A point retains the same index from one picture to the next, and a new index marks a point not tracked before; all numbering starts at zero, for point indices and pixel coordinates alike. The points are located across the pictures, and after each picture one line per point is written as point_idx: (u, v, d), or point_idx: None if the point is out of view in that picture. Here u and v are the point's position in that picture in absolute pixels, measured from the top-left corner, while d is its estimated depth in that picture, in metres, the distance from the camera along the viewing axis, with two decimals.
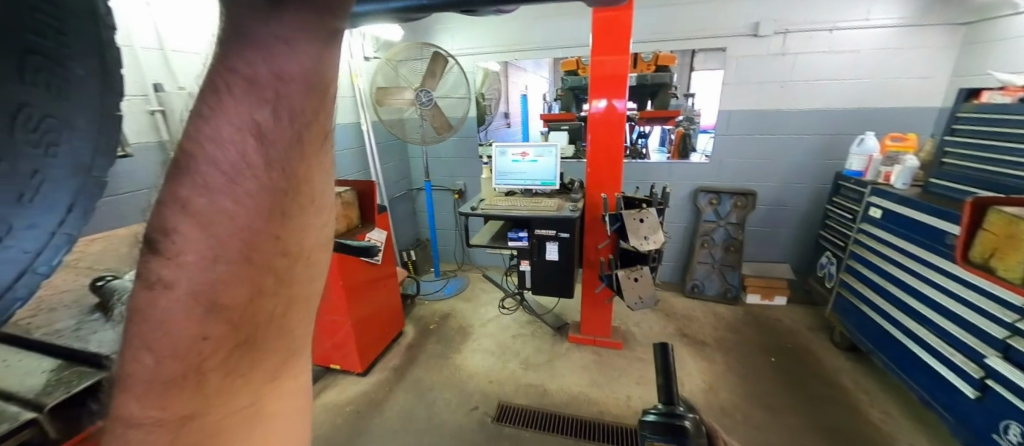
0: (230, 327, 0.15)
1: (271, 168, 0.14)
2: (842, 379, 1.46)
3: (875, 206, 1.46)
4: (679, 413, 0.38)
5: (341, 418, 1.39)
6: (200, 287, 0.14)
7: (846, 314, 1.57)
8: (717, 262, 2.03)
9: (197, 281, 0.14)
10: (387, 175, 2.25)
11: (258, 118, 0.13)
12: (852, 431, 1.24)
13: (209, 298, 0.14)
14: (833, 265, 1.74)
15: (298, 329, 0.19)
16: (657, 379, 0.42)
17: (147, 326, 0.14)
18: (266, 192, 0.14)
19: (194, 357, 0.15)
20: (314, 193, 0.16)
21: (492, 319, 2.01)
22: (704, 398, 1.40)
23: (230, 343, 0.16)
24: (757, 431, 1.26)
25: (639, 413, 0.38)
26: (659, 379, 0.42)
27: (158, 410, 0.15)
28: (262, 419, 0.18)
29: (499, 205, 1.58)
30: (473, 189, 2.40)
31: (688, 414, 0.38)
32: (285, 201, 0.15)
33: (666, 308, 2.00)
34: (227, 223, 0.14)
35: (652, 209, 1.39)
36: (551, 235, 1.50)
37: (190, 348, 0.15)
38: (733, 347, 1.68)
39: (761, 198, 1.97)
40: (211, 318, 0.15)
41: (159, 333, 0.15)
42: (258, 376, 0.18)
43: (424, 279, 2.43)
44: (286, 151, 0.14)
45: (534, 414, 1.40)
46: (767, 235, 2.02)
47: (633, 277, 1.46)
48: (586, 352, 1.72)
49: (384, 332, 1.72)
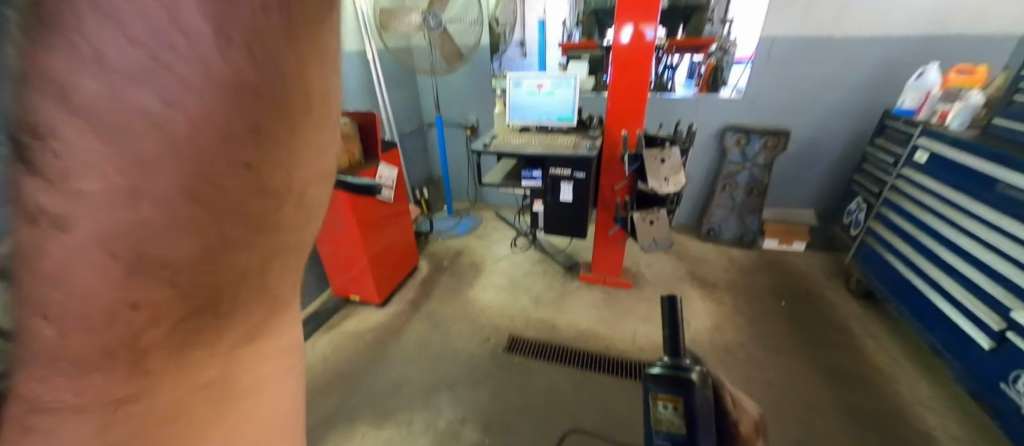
0: (174, 290, 0.14)
1: (211, 87, 0.12)
2: (850, 325, 1.47)
3: (922, 149, 1.33)
4: (687, 367, 0.38)
5: (362, 344, 1.50)
6: (116, 235, 0.12)
7: (866, 261, 1.53)
8: (737, 206, 1.95)
9: (112, 227, 0.11)
10: (396, 108, 2.15)
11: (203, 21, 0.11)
12: (853, 373, 1.27)
13: (138, 249, 0.12)
14: (861, 211, 1.66)
15: (261, 298, 0.19)
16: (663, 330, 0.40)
17: (39, 290, 0.11)
18: (204, 115, 0.12)
19: (119, 330, 0.14)
20: (285, 140, 0.15)
21: (504, 257, 2.05)
22: (709, 337, 1.44)
23: (174, 310, 0.15)
24: (758, 369, 1.30)
25: (645, 368, 0.39)
26: (664, 329, 0.40)
27: (70, 396, 0.14)
28: (211, 387, 0.18)
29: (512, 142, 1.51)
30: (485, 125, 2.29)
31: (695, 366, 0.38)
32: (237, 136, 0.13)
33: (679, 251, 1.99)
34: (151, 148, 0.11)
35: (675, 148, 1.31)
36: (566, 174, 1.44)
37: (119, 312, 0.13)
38: (744, 290, 1.68)
39: (794, 139, 1.82)
40: (140, 278, 0.13)
41: (58, 300, 0.12)
42: (211, 342, 0.17)
43: (437, 217, 2.44)
44: (231, 73, 0.12)
45: (542, 346, 1.47)
46: (796, 179, 1.91)
47: (649, 220, 1.43)
48: (595, 291, 1.76)
49: (399, 268, 1.77)
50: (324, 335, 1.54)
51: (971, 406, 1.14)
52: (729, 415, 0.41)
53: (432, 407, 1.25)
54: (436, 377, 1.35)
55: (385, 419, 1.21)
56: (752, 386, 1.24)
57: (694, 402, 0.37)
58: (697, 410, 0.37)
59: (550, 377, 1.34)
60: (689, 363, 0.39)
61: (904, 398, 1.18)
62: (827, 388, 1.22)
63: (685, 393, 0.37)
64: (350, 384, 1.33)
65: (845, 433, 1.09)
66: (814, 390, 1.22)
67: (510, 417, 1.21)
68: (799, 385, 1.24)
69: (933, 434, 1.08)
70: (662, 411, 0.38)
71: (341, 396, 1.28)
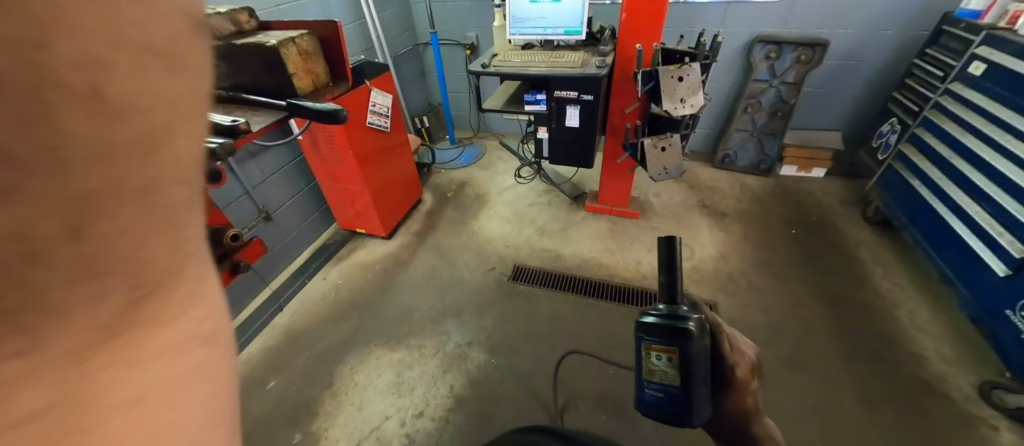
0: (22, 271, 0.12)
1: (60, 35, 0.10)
2: (860, 253, 1.45)
3: (980, 59, 1.16)
4: (683, 315, 0.37)
5: (371, 275, 1.55)
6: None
7: (889, 188, 1.45)
8: (758, 130, 1.82)
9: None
10: (387, 25, 1.94)
11: None
12: (855, 299, 1.28)
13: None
14: (894, 134, 1.53)
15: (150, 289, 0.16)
16: (659, 276, 0.39)
17: None
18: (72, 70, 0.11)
19: None
20: (138, 102, 0.13)
21: (509, 188, 2.00)
22: (714, 266, 1.44)
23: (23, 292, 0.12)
24: (760, 296, 1.32)
25: (637, 318, 0.38)
26: (661, 276, 0.39)
27: None
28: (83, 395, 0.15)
29: (513, 61, 1.37)
30: (486, 42, 2.08)
31: (692, 315, 0.37)
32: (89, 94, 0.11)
33: (690, 179, 1.91)
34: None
35: (696, 64, 1.16)
36: (573, 97, 1.32)
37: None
38: (754, 218, 1.64)
39: (832, 50, 1.61)
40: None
41: None
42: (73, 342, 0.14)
43: (439, 147, 2.35)
44: (89, 24, 0.11)
45: (547, 275, 1.50)
46: (827, 97, 1.73)
47: (660, 147, 1.34)
48: (601, 221, 1.73)
49: (403, 200, 1.75)
50: (334, 266, 1.59)
51: (968, 329, 1.16)
52: (724, 357, 0.41)
53: (441, 331, 1.32)
54: (444, 305, 1.41)
55: (397, 342, 1.29)
56: (751, 312, 1.27)
57: (689, 350, 0.36)
58: (692, 358, 0.36)
59: (553, 304, 1.38)
60: (683, 309, 0.38)
61: (902, 323, 1.20)
62: (826, 313, 1.24)
63: (681, 341, 0.36)
64: (362, 311, 1.40)
65: (837, 353, 1.13)
66: (812, 315, 1.24)
67: (514, 340, 1.28)
68: (798, 310, 1.26)
69: (924, 354, 1.11)
70: (656, 362, 0.37)
71: (355, 322, 1.36)
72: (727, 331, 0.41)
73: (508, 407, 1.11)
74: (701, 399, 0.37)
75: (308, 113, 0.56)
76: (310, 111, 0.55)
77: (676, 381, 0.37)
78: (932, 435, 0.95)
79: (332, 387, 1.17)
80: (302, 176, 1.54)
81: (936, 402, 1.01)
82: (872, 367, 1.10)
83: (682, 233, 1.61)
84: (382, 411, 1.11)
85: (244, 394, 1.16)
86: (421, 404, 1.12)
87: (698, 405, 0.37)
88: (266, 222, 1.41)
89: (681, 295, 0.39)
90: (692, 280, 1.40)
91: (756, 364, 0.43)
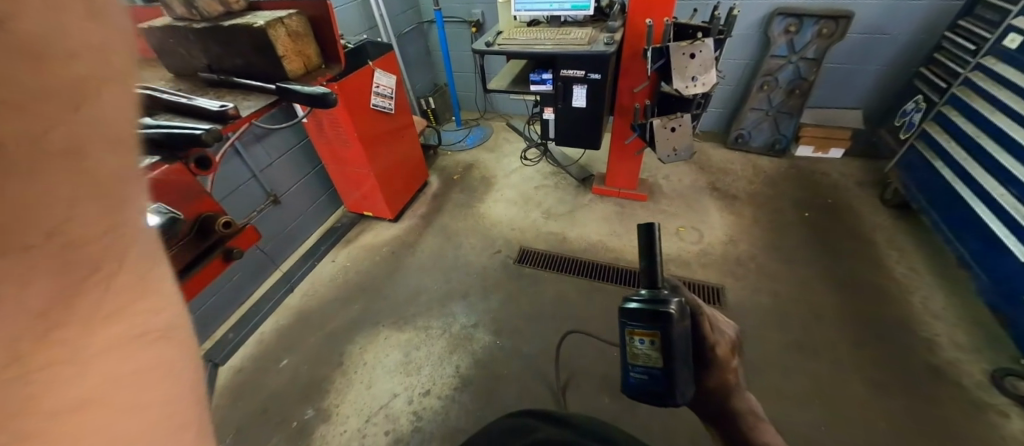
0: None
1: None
2: (876, 236, 1.41)
3: (1016, 31, 1.08)
4: (663, 300, 0.41)
5: (379, 257, 1.56)
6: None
7: (910, 169, 1.40)
8: (774, 109, 1.75)
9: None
10: (390, 3, 1.89)
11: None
12: (867, 284, 1.25)
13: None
14: (919, 112, 1.45)
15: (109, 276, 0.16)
16: (642, 262, 0.43)
17: None
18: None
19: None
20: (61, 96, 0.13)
21: (515, 171, 1.98)
22: (723, 249, 1.42)
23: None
24: (769, 280, 1.30)
25: (622, 304, 0.42)
26: (643, 261, 0.43)
27: None
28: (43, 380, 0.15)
29: (518, 38, 1.32)
30: (491, 19, 2.01)
31: (673, 300, 0.41)
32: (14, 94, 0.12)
33: (701, 161, 1.86)
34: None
35: (709, 40, 1.11)
36: (580, 76, 1.28)
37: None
38: (766, 201, 1.60)
39: (856, 23, 1.52)
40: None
41: None
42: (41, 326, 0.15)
43: (445, 129, 2.33)
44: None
45: (552, 258, 1.49)
46: (850, 73, 1.64)
47: (669, 127, 1.30)
48: (609, 204, 1.71)
49: (409, 183, 1.75)
50: (343, 248, 1.61)
51: (983, 315, 1.13)
52: (706, 338, 0.45)
53: (447, 313, 1.34)
54: (450, 287, 1.42)
55: (404, 323, 1.32)
56: (759, 296, 1.26)
57: (670, 332, 0.40)
58: (674, 341, 0.40)
59: (558, 287, 1.39)
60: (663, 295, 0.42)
61: (916, 308, 1.17)
62: (836, 298, 1.22)
63: (661, 326, 0.40)
64: (370, 293, 1.42)
65: (846, 338, 1.12)
66: (822, 299, 1.22)
67: (519, 322, 1.29)
68: (807, 294, 1.24)
69: (935, 340, 1.09)
70: (639, 346, 0.41)
71: (363, 303, 1.39)
72: (706, 313, 0.46)
73: (512, 387, 1.13)
74: (684, 376, 0.41)
75: (304, 97, 0.55)
76: (303, 95, 0.54)
77: (659, 361, 0.41)
78: (937, 420, 0.95)
79: (342, 366, 1.21)
80: (308, 159, 1.54)
81: (944, 388, 1.00)
82: (880, 352, 1.08)
83: (691, 216, 1.58)
84: (390, 390, 1.14)
85: (258, 371, 1.20)
86: (428, 384, 1.15)
87: (681, 383, 0.41)
88: (274, 205, 1.43)
89: (662, 279, 0.44)
90: (699, 263, 1.38)
91: (734, 342, 0.49)
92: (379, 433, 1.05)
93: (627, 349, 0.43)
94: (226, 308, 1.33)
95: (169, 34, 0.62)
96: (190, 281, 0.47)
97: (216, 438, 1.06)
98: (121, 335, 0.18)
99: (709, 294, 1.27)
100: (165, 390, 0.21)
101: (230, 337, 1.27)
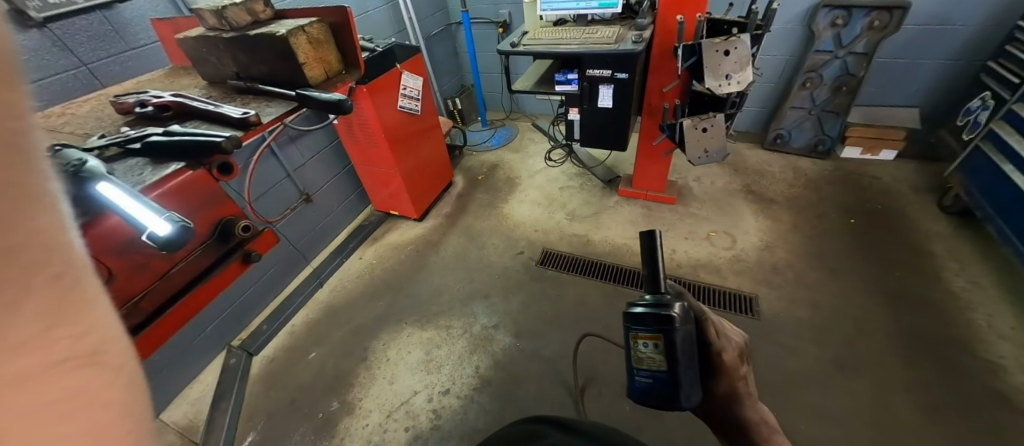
0: None
1: None
2: (933, 246, 1.29)
3: None
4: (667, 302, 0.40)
5: (404, 255, 1.59)
6: None
7: (974, 173, 1.26)
8: (817, 108, 1.64)
9: None
10: (419, 5, 1.92)
11: None
12: (921, 298, 1.14)
13: None
14: (985, 110, 1.32)
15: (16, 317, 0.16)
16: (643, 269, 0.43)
17: None
18: None
19: None
20: None
21: (540, 171, 1.97)
22: (757, 256, 1.35)
23: None
24: (808, 290, 1.22)
25: (627, 309, 0.41)
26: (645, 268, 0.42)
27: None
28: None
29: (544, 38, 1.31)
30: (518, 19, 2.00)
31: (675, 302, 0.40)
32: None
33: (736, 162, 1.77)
34: None
35: (746, 35, 1.05)
36: (606, 76, 1.25)
37: None
38: (807, 205, 1.50)
39: (914, 13, 1.40)
40: None
41: None
42: None
43: (471, 129, 2.34)
44: None
45: (575, 261, 1.47)
46: (905, 68, 1.51)
47: (701, 128, 1.24)
48: (635, 206, 1.66)
49: (435, 183, 1.78)
50: (370, 246, 1.66)
51: None
52: (711, 343, 0.44)
53: (468, 313, 1.34)
54: (472, 287, 1.43)
55: (427, 321, 1.34)
56: (796, 307, 1.18)
57: (674, 336, 0.39)
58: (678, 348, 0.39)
59: (580, 291, 1.36)
60: (667, 300, 0.41)
61: (979, 328, 1.06)
62: (883, 313, 1.12)
63: (666, 331, 0.39)
64: (395, 290, 1.45)
65: (895, 357, 1.03)
66: (868, 314, 1.13)
67: (540, 325, 1.28)
68: (850, 307, 1.15)
69: (1001, 364, 0.98)
70: (643, 349, 0.40)
71: (388, 300, 1.42)
72: (711, 318, 0.45)
73: (531, 390, 1.12)
74: (693, 382, 0.39)
75: (326, 104, 0.57)
76: (324, 102, 0.56)
77: (665, 366, 0.39)
78: None
79: (366, 360, 1.24)
80: (339, 160, 1.59)
81: (1012, 418, 0.90)
82: (935, 374, 0.99)
83: (723, 220, 1.51)
84: (411, 386, 1.16)
85: (288, 363, 1.26)
86: (447, 383, 1.16)
87: (689, 387, 0.39)
88: (307, 203, 1.49)
89: (665, 284, 0.42)
90: (730, 270, 1.32)
91: (742, 348, 0.47)
92: (400, 429, 1.07)
93: (632, 353, 0.42)
94: (260, 301, 1.39)
95: (203, 43, 0.66)
96: (205, 283, 0.49)
97: (250, 423, 1.12)
98: (38, 361, 0.17)
99: (739, 303, 1.21)
100: (86, 418, 0.20)
101: (263, 329, 1.34)
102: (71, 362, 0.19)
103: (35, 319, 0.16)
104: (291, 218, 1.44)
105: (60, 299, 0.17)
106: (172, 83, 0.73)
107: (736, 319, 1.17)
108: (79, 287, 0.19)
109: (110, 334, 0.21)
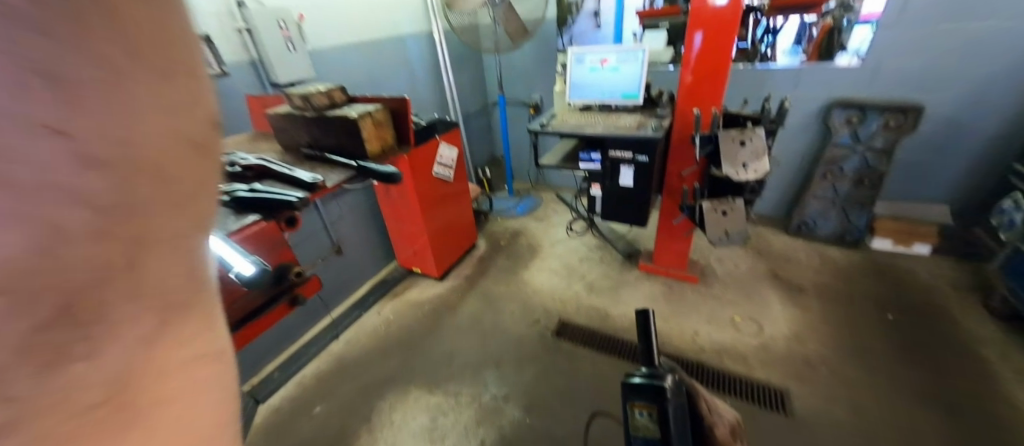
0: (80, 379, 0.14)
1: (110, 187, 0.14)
2: (986, 353, 1.18)
3: None
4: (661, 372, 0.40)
5: (421, 314, 1.61)
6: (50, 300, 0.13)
7: (1019, 275, 1.20)
8: (840, 198, 1.65)
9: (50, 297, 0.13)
10: (462, 89, 2.18)
11: (85, 150, 0.13)
12: (980, 411, 1.03)
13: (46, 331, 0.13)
14: (1015, 210, 1.31)
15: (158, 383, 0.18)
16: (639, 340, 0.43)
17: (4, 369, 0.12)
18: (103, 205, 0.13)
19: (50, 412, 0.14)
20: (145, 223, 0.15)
21: (561, 241, 2.01)
22: (787, 346, 1.28)
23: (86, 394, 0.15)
24: (847, 389, 1.12)
25: (625, 378, 0.41)
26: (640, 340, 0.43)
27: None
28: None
29: (571, 122, 1.44)
30: (549, 104, 2.22)
31: (669, 374, 0.40)
32: (116, 232, 0.14)
33: (760, 246, 1.76)
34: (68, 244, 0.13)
35: (760, 129, 1.14)
36: (627, 158, 1.34)
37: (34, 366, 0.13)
38: (838, 295, 1.44)
39: (928, 117, 1.46)
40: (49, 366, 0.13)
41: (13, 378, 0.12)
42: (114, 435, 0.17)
43: (498, 197, 2.47)
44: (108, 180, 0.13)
45: (591, 334, 1.43)
46: (926, 165, 1.54)
47: (721, 211, 1.27)
48: (656, 283, 1.65)
49: (459, 245, 1.85)
50: (389, 302, 1.69)
51: None
52: (705, 420, 0.43)
53: (479, 380, 1.30)
54: (485, 353, 1.40)
55: (436, 384, 1.30)
56: (835, 408, 1.08)
57: (667, 408, 0.38)
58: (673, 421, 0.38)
59: (596, 367, 1.31)
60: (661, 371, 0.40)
61: None
62: (937, 425, 1.01)
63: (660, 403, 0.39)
64: (408, 349, 1.44)
65: None
66: (920, 425, 1.02)
67: (553, 401, 1.21)
68: (897, 414, 1.04)
69: None
70: (639, 419, 0.39)
71: (400, 358, 1.41)
72: (704, 394, 0.44)
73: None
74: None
75: (378, 173, 0.65)
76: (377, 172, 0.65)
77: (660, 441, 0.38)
78: None
79: (369, 421, 1.20)
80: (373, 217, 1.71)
81: None
82: None
83: (749, 304, 1.46)
84: None
85: (292, 416, 1.23)
86: None
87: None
88: (337, 255, 1.57)
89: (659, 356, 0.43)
90: (758, 360, 1.24)
91: (736, 426, 0.45)
92: None
93: (628, 425, 0.41)
94: (277, 348, 1.41)
95: (283, 116, 0.79)
96: (250, 326, 0.53)
97: None
98: (176, 423, 0.19)
99: (770, 397, 1.12)
100: None
101: (274, 376, 1.34)
102: (198, 427, 0.20)
103: (174, 385, 0.18)
104: (320, 268, 1.51)
105: (195, 367, 0.19)
106: (249, 145, 0.86)
107: (767, 416, 1.08)
108: (216, 358, 0.21)
109: (229, 403, 0.22)
